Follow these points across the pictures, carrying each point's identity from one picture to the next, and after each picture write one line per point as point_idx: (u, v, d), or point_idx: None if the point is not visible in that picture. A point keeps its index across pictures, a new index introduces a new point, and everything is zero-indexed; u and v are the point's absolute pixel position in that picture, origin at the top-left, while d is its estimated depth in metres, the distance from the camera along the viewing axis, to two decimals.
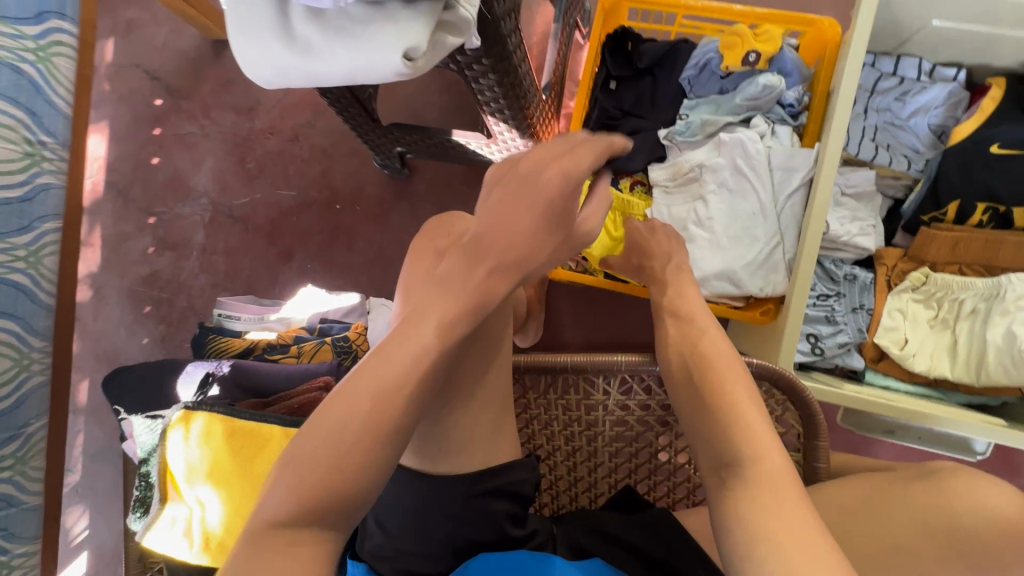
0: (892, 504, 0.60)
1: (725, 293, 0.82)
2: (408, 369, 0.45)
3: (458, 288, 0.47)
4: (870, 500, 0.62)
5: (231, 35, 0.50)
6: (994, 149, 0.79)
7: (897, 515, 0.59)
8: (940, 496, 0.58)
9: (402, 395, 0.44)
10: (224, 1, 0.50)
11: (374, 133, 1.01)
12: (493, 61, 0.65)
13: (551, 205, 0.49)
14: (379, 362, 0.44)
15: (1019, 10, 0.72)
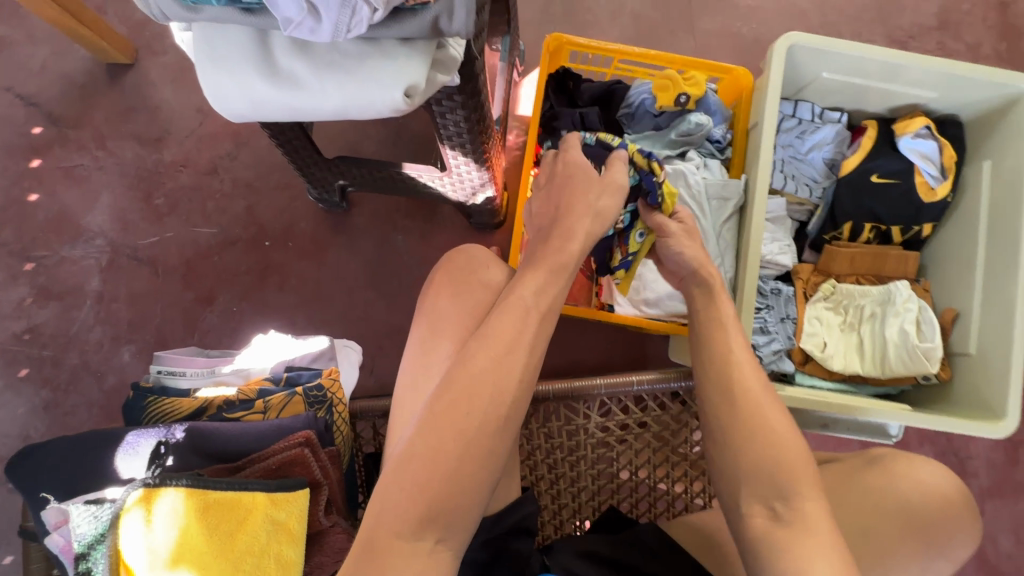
0: (848, 487, 0.68)
1: (678, 312, 0.89)
2: (463, 414, 0.52)
3: (495, 338, 0.55)
4: (830, 484, 0.69)
5: (201, 68, 0.46)
6: (874, 178, 0.95)
7: (854, 497, 0.67)
8: (888, 478, 0.68)
9: (459, 437, 0.51)
10: (192, 33, 0.46)
11: (317, 165, 0.97)
12: (464, 98, 0.66)
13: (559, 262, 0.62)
14: (443, 419, 0.51)
15: (885, 66, 0.88)
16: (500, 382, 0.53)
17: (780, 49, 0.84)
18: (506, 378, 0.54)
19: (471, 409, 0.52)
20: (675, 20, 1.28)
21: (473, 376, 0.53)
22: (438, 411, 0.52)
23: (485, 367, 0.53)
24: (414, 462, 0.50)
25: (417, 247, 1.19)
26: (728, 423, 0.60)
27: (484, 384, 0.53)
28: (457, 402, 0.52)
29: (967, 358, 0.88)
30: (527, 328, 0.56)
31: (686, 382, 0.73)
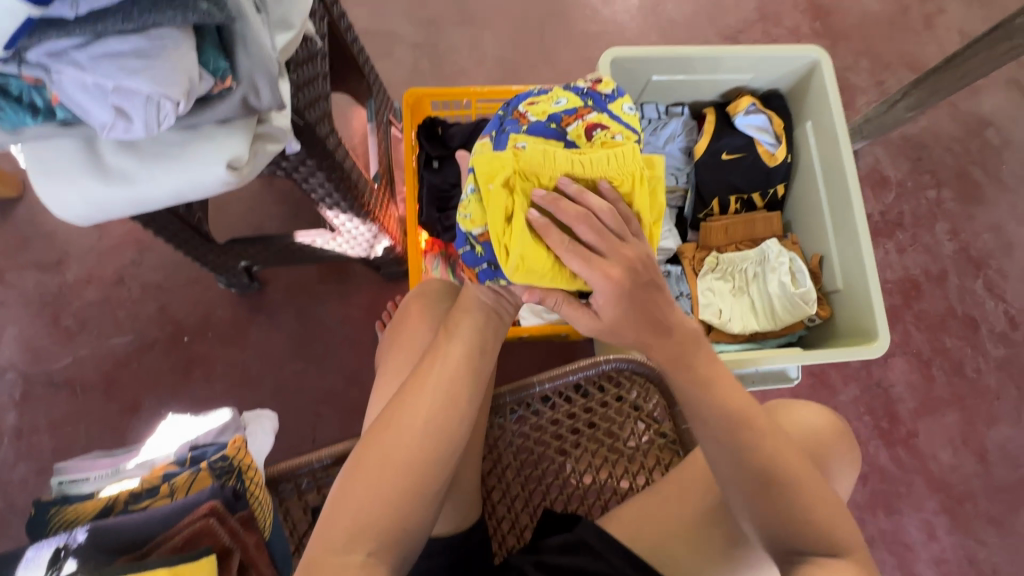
0: None
1: (577, 312, 0.95)
2: (399, 438, 0.60)
3: (428, 372, 0.64)
4: None
5: (38, 181, 0.51)
6: (723, 155, 1.07)
7: None
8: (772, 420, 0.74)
9: (393, 461, 0.59)
10: (26, 153, 0.51)
11: (213, 252, 1.00)
12: (317, 160, 0.72)
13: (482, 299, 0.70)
14: (378, 441, 0.60)
15: (700, 60, 1.00)
16: (420, 409, 0.61)
17: (606, 64, 0.95)
18: (427, 409, 0.61)
19: (398, 439, 0.60)
20: (533, 57, 1.41)
21: (398, 410, 0.62)
22: (370, 444, 0.60)
23: (409, 401, 0.62)
24: (356, 481, 0.59)
25: (336, 309, 1.22)
26: (763, 487, 0.61)
27: (404, 416, 0.61)
28: (386, 434, 0.60)
29: (839, 294, 0.97)
30: (452, 362, 0.65)
31: (584, 371, 0.78)
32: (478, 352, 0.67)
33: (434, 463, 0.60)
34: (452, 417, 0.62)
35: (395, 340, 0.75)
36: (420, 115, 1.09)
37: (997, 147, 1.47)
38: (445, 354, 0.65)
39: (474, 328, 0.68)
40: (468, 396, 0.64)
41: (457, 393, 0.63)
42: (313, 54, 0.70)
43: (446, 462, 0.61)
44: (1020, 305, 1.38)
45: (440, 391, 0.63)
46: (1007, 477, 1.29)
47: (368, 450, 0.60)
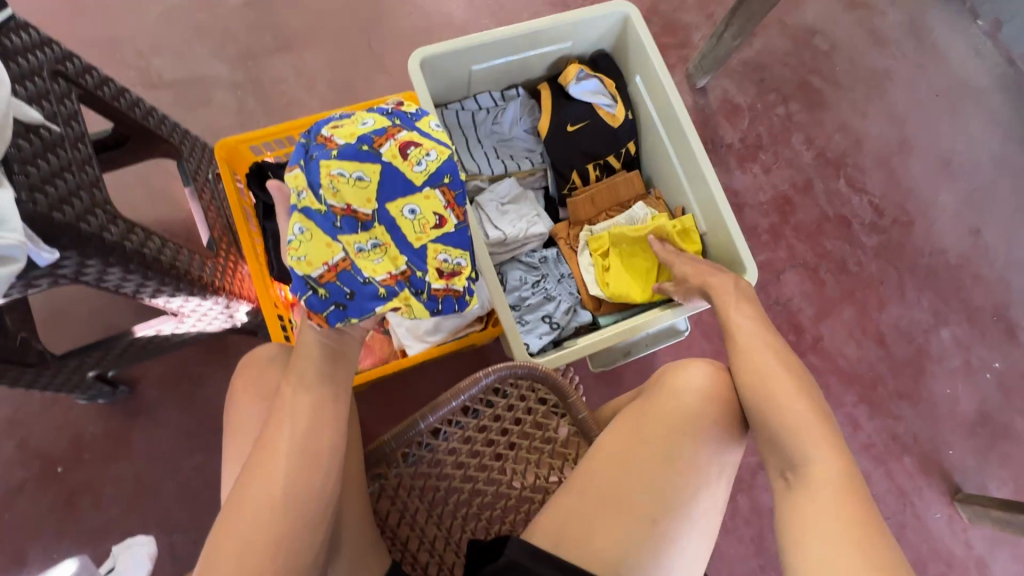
0: (653, 410, 0.72)
1: (461, 325, 0.91)
2: (254, 521, 0.51)
3: (273, 437, 0.55)
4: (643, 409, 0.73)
5: None
6: (568, 128, 1.05)
7: (655, 413, 0.71)
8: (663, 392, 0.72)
9: (252, 549, 0.50)
10: None
11: (47, 374, 0.88)
12: (101, 258, 0.63)
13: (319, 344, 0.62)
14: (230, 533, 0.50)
15: (514, 40, 0.97)
16: (272, 481, 0.52)
17: (416, 67, 0.90)
18: (276, 472, 0.53)
19: (249, 517, 0.51)
20: (364, 68, 1.34)
21: (245, 484, 0.52)
22: (221, 531, 0.51)
23: (255, 469, 0.53)
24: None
25: (223, 387, 1.12)
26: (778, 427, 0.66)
27: (252, 488, 0.52)
28: (236, 516, 0.51)
29: (707, 237, 1.00)
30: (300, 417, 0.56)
31: (465, 394, 0.74)
32: (329, 396, 0.59)
33: (296, 532, 0.51)
34: (310, 472, 0.54)
35: (244, 413, 0.66)
36: (244, 163, 1.00)
37: (827, 52, 1.55)
38: (289, 407, 0.57)
39: (320, 372, 0.60)
40: (325, 444, 0.56)
41: (310, 445, 0.55)
42: (53, 142, 0.61)
43: (312, 527, 0.52)
44: (880, 193, 1.48)
45: (289, 447, 0.54)
46: (905, 352, 1.39)
47: (219, 548, 0.50)
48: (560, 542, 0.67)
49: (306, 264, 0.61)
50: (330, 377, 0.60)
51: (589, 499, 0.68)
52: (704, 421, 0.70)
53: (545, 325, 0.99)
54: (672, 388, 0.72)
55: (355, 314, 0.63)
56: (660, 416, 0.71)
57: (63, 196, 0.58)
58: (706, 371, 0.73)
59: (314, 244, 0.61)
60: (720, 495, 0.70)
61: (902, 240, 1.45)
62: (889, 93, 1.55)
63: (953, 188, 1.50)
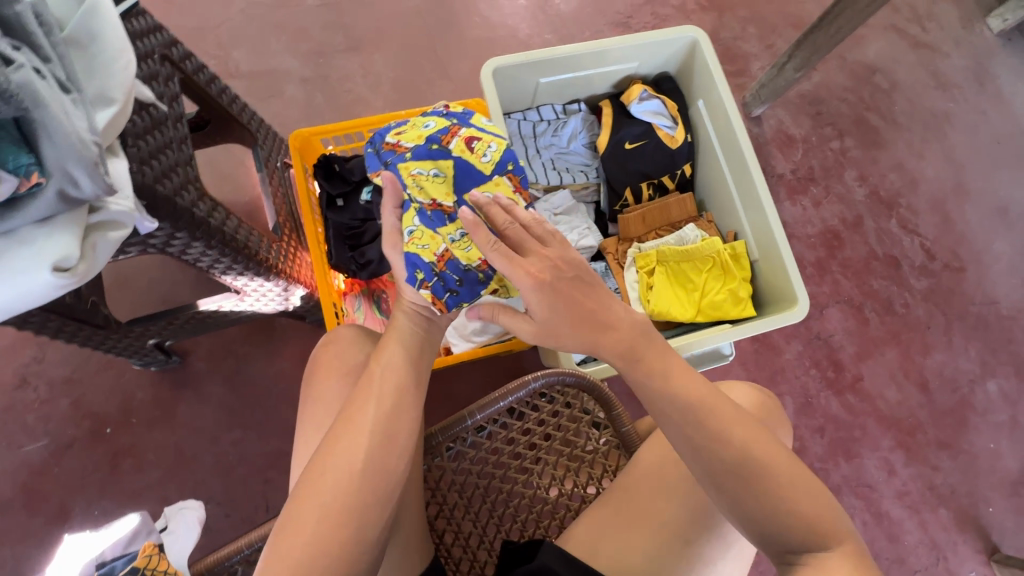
0: None
1: (507, 329, 0.93)
2: (336, 483, 0.57)
3: (358, 411, 0.61)
4: None
5: None
6: (626, 145, 1.07)
7: None
8: None
9: (332, 508, 0.56)
10: None
11: (113, 337, 0.93)
12: (189, 232, 0.67)
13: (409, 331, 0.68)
14: (314, 489, 0.56)
15: (583, 57, 0.99)
16: (354, 450, 0.58)
17: (487, 75, 0.93)
18: (360, 448, 0.58)
19: (332, 484, 0.56)
20: (428, 73, 1.38)
21: (329, 453, 0.58)
22: (304, 491, 0.57)
23: (340, 441, 0.59)
24: (292, 536, 0.55)
25: (267, 367, 1.15)
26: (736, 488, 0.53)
27: (337, 458, 0.58)
28: (319, 480, 0.57)
29: (759, 263, 0.99)
30: (384, 398, 0.62)
31: (513, 396, 0.76)
32: (410, 384, 0.64)
33: (369, 505, 0.57)
34: (388, 453, 0.59)
35: (323, 386, 0.72)
36: (313, 154, 1.05)
37: (886, 90, 1.54)
38: (375, 389, 0.62)
39: (404, 360, 0.65)
40: (403, 431, 0.61)
41: (390, 429, 0.60)
42: (160, 120, 0.65)
43: (382, 503, 0.58)
44: (933, 236, 1.45)
45: (374, 427, 0.60)
46: (948, 401, 1.35)
47: (303, 502, 0.56)
48: (595, 555, 0.66)
49: (423, 255, 0.63)
50: (412, 368, 0.65)
51: (619, 516, 0.67)
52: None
53: None
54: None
55: (468, 298, 0.66)
56: None
57: (165, 170, 0.62)
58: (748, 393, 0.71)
59: (422, 235, 0.63)
60: None
61: (952, 286, 1.42)
62: (948, 136, 1.52)
63: (1010, 237, 1.46)
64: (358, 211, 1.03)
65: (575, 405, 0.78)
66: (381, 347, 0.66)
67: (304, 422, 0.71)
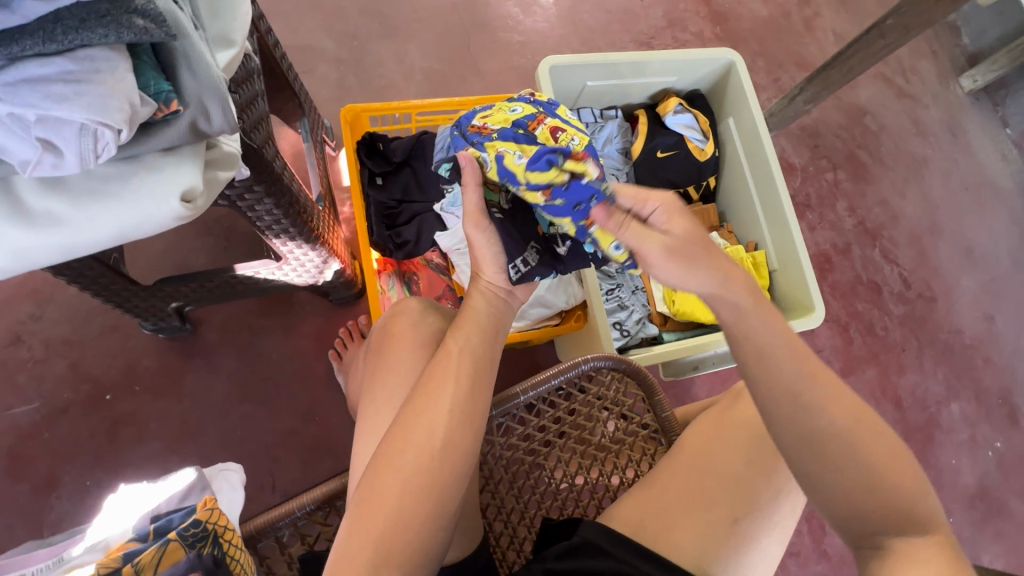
0: (736, 409, 0.75)
1: (544, 316, 0.95)
2: (418, 458, 0.55)
3: (438, 385, 0.58)
4: (724, 406, 0.76)
5: None
6: (659, 153, 1.12)
7: (739, 410, 0.75)
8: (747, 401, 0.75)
9: (413, 484, 0.54)
10: None
11: (139, 296, 0.90)
12: (266, 186, 0.66)
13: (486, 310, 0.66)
14: (395, 463, 0.54)
15: (630, 66, 1.05)
16: (436, 426, 0.56)
17: (543, 72, 0.97)
18: (440, 423, 0.56)
19: (412, 459, 0.54)
20: (461, 68, 1.41)
21: (410, 425, 0.56)
22: (384, 463, 0.55)
23: (420, 414, 0.57)
24: (373, 508, 0.53)
25: (282, 343, 1.13)
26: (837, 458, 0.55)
27: (417, 432, 0.55)
28: (399, 454, 0.55)
29: (777, 273, 1.06)
30: (464, 375, 0.59)
31: (565, 376, 0.78)
32: (488, 363, 0.62)
33: (448, 482, 0.55)
34: (468, 430, 0.57)
35: (392, 357, 0.70)
36: (358, 131, 1.06)
37: (875, 132, 1.68)
38: (455, 364, 0.60)
39: (481, 338, 0.63)
40: (480, 410, 0.59)
41: (469, 406, 0.58)
42: (249, 72, 0.65)
43: (459, 480, 0.56)
44: (910, 268, 1.58)
45: (454, 402, 0.57)
46: (918, 419, 1.47)
47: (383, 474, 0.54)
48: (640, 529, 0.68)
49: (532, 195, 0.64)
50: (489, 347, 0.63)
51: (665, 494, 0.70)
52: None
53: (615, 331, 1.03)
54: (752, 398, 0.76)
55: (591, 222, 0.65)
56: (744, 420, 0.73)
57: (254, 122, 0.62)
58: None
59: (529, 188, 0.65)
60: (799, 499, 0.72)
61: (925, 314, 1.55)
62: (925, 179, 1.68)
63: (975, 274, 1.61)
64: (398, 190, 1.04)
65: (620, 391, 0.81)
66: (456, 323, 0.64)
67: (366, 395, 0.70)
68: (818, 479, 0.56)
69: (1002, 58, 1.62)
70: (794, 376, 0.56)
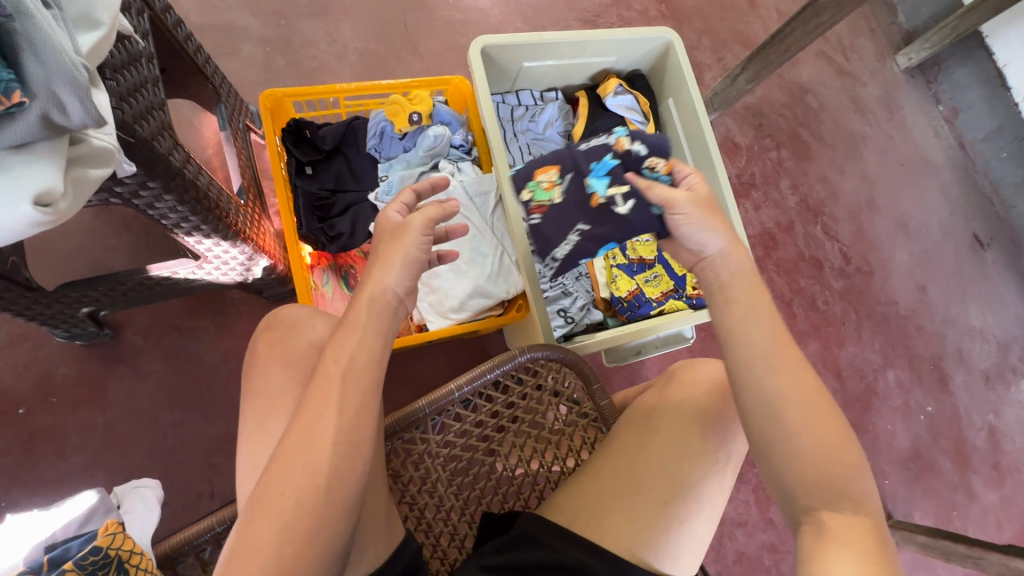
0: (669, 395, 0.75)
1: (485, 307, 0.93)
2: (300, 493, 0.50)
3: (320, 409, 0.52)
4: (659, 395, 0.76)
5: None
6: (600, 136, 1.10)
7: (673, 396, 0.75)
8: (679, 387, 0.75)
9: (297, 522, 0.49)
10: None
11: (41, 303, 0.82)
12: (163, 182, 0.61)
13: (378, 308, 0.58)
14: (272, 500, 0.49)
15: (567, 46, 1.02)
16: (315, 456, 0.51)
17: (476, 53, 0.93)
18: (321, 459, 0.51)
19: (292, 501, 0.49)
20: (398, 48, 1.34)
21: (285, 465, 0.50)
22: (261, 503, 0.50)
23: (295, 449, 0.51)
24: (251, 556, 0.48)
25: (215, 344, 1.07)
26: (777, 434, 0.57)
27: (296, 467, 0.50)
28: (276, 497, 0.50)
29: None
30: (347, 394, 0.53)
31: (501, 368, 0.76)
32: (373, 380, 0.55)
33: (334, 520, 0.50)
34: (356, 454, 0.52)
35: (273, 375, 0.67)
36: (282, 118, 0.99)
37: (816, 110, 1.71)
38: (338, 386, 0.53)
39: (364, 353, 0.56)
40: (368, 436, 0.54)
41: (355, 434, 0.53)
42: (135, 56, 0.59)
43: (347, 514, 0.51)
44: (849, 243, 1.64)
45: (338, 428, 0.52)
46: (857, 388, 1.53)
47: (261, 517, 0.49)
48: (575, 520, 0.68)
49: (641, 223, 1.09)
50: (376, 364, 0.56)
51: (604, 480, 0.70)
52: (716, 414, 0.72)
53: (559, 319, 1.02)
54: (684, 381, 0.76)
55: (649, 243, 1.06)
56: (676, 404, 0.74)
57: (142, 112, 0.57)
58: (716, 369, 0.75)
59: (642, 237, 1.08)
60: (728, 482, 0.73)
61: (863, 287, 1.61)
62: (863, 156, 1.72)
63: (909, 246, 1.68)
64: (324, 182, 1.01)
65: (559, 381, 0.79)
66: (337, 337, 0.56)
67: (246, 420, 0.66)
68: (775, 447, 0.57)
69: (935, 36, 1.65)
70: (761, 338, 0.60)
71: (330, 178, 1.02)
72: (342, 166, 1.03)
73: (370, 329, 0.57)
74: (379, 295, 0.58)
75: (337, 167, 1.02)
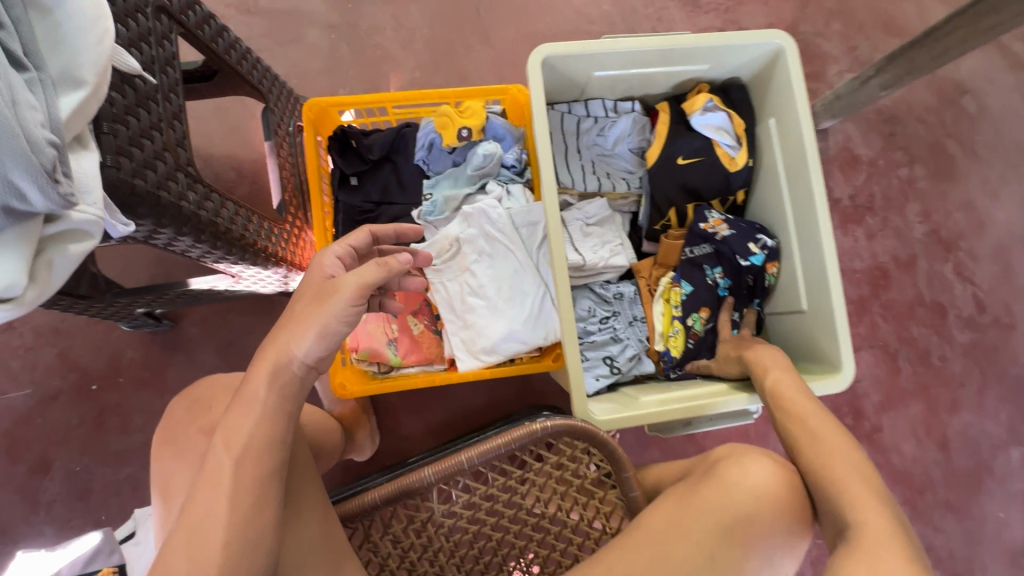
0: (697, 494, 0.66)
1: (519, 352, 0.85)
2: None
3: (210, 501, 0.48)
4: (689, 490, 0.67)
5: None
6: (679, 160, 0.94)
7: (705, 493, 0.65)
8: (720, 487, 0.65)
9: None
10: None
11: (98, 306, 0.85)
12: (176, 227, 0.58)
13: (279, 380, 0.52)
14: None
15: (648, 53, 0.85)
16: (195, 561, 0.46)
17: (538, 64, 0.80)
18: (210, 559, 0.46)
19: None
20: (468, 35, 1.24)
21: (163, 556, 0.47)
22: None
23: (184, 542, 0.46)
24: None
25: (262, 342, 1.10)
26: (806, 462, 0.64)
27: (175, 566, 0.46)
28: None
29: (805, 316, 0.88)
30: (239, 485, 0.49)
31: (515, 443, 0.69)
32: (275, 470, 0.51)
33: None
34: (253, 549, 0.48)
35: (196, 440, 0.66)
36: (329, 125, 0.95)
37: (973, 115, 1.38)
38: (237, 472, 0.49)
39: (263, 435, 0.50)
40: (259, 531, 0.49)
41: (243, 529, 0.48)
42: (147, 94, 0.55)
43: None
44: (988, 287, 1.33)
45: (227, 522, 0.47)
46: (967, 463, 1.28)
47: None
48: None
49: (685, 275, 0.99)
50: (271, 449, 0.51)
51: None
52: (759, 524, 0.63)
53: (605, 367, 0.91)
54: (728, 480, 0.65)
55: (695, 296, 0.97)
56: (708, 508, 0.64)
57: (149, 159, 0.53)
58: (768, 469, 0.65)
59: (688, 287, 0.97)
60: None
61: (997, 343, 1.32)
62: None
63: None
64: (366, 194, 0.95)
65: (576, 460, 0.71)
66: (231, 414, 0.50)
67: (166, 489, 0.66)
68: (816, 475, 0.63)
69: None
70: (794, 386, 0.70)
71: (375, 189, 0.96)
72: (389, 176, 0.96)
73: (262, 415, 0.51)
74: (283, 365, 0.52)
75: (382, 177, 0.96)
